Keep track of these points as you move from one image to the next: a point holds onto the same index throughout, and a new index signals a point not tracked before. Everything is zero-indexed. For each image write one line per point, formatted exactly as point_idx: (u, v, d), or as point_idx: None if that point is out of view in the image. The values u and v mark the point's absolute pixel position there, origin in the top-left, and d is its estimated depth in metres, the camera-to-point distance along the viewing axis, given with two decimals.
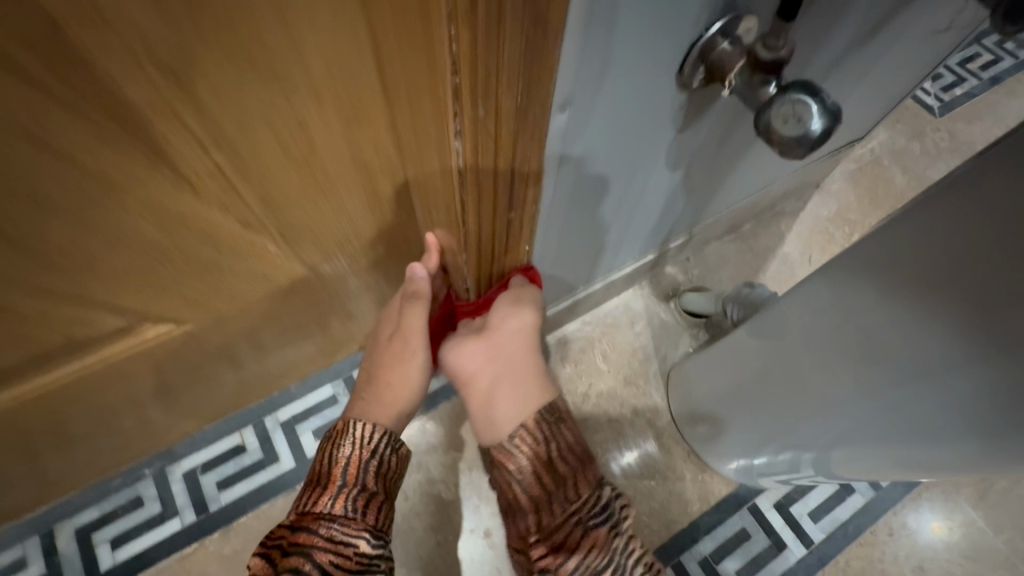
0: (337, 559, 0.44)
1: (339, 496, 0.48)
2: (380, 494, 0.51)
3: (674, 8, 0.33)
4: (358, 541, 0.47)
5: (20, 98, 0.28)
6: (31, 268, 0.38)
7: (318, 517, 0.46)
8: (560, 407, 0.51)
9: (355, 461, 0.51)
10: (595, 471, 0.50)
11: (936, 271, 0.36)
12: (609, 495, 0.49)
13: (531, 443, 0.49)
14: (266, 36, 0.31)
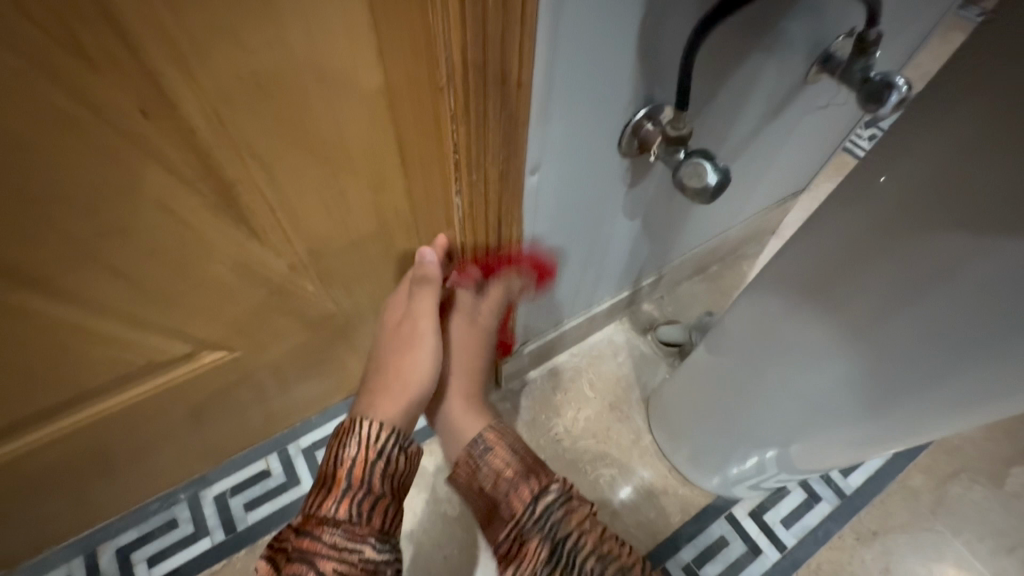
0: (340, 566, 0.49)
1: (344, 501, 0.52)
2: (384, 496, 0.54)
3: (609, 102, 0.48)
4: (363, 547, 0.51)
5: (161, 177, 0.42)
6: (135, 301, 0.50)
7: (324, 520, 0.51)
8: (490, 435, 0.62)
9: (360, 462, 0.54)
10: (534, 487, 0.56)
11: (817, 281, 0.48)
12: (552, 510, 0.54)
13: (467, 473, 0.61)
14: (324, 133, 0.45)
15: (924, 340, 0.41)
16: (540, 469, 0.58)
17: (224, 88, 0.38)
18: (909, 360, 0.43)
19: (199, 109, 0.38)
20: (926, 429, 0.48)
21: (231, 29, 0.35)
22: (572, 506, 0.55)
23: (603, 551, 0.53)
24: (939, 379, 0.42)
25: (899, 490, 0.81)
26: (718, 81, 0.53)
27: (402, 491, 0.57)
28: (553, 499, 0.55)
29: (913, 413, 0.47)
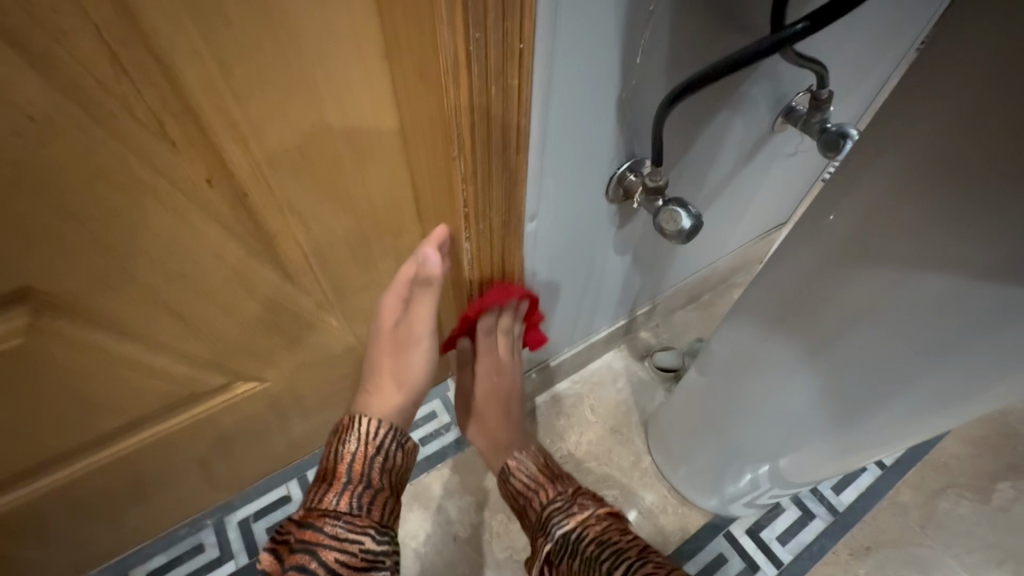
0: (342, 556, 0.51)
1: (345, 495, 0.55)
2: (382, 489, 0.58)
3: (595, 159, 0.55)
4: (363, 538, 0.54)
5: (216, 230, 0.49)
6: (186, 337, 0.57)
7: (326, 512, 0.54)
8: (512, 465, 0.72)
9: (360, 457, 0.58)
10: (541, 496, 0.67)
11: (784, 308, 0.54)
12: (554, 514, 0.64)
13: (507, 488, 0.72)
14: (352, 190, 0.53)
15: (881, 356, 0.48)
16: (554, 482, 0.69)
17: (275, 161, 0.46)
18: (875, 374, 0.49)
19: (254, 178, 0.47)
20: (907, 436, 0.55)
21: (283, 117, 0.43)
22: (574, 511, 0.63)
23: (603, 539, 0.60)
24: (906, 391, 0.48)
25: (891, 506, 0.85)
26: (691, 137, 0.61)
27: (397, 487, 0.61)
28: (557, 505, 0.65)
29: (892, 423, 0.53)
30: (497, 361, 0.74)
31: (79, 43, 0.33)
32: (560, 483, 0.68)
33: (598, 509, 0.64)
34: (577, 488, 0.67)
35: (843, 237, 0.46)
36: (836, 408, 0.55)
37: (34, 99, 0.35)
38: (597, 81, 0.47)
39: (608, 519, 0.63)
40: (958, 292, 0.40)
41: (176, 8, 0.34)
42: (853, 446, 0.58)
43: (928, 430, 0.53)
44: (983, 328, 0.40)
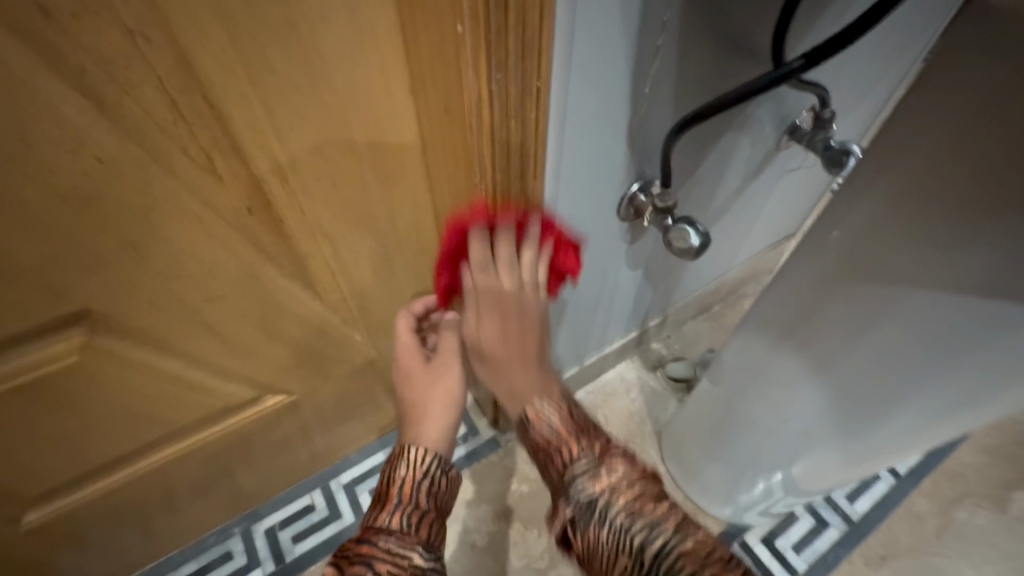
0: (395, 570, 0.43)
1: (397, 512, 0.47)
2: (432, 511, 0.49)
3: (607, 181, 0.58)
4: (413, 554, 0.45)
5: (253, 253, 0.53)
6: (222, 352, 0.60)
7: (377, 531, 0.46)
8: (526, 412, 0.50)
9: (410, 479, 0.50)
10: (566, 454, 0.47)
11: (791, 322, 0.57)
12: (574, 473, 0.46)
13: (533, 433, 0.50)
14: (378, 214, 0.57)
15: (886, 362, 0.50)
16: (582, 434, 0.48)
17: (309, 188, 0.50)
18: (877, 387, 0.52)
19: (289, 205, 0.51)
20: (927, 437, 0.55)
21: (319, 149, 0.47)
22: (602, 475, 0.44)
23: (637, 507, 0.42)
24: (918, 389, 0.49)
25: (905, 515, 0.85)
26: (698, 157, 0.64)
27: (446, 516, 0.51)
28: (582, 467, 0.46)
29: (907, 425, 0.53)
30: (501, 307, 0.51)
31: (144, 91, 0.37)
32: (593, 434, 0.48)
33: (635, 469, 0.45)
34: (610, 445, 0.47)
35: (847, 251, 0.48)
36: (844, 414, 0.57)
37: (100, 140, 0.39)
38: (607, 110, 0.50)
39: (654, 485, 0.44)
40: (960, 307, 0.42)
41: (228, 58, 0.38)
42: (869, 452, 0.59)
43: (937, 437, 0.55)
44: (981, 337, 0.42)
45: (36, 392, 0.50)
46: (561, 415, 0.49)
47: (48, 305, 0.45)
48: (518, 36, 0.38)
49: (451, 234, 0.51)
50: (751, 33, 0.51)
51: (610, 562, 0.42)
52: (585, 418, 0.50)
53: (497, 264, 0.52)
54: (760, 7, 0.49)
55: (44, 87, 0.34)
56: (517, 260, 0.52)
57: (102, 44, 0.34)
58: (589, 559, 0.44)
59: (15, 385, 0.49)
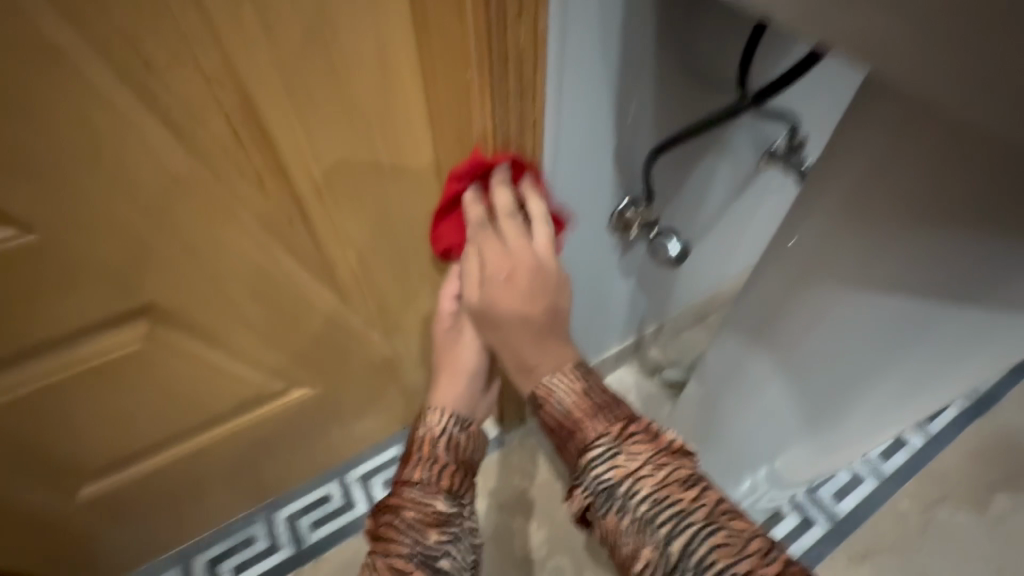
0: (418, 515, 0.52)
1: (418, 467, 0.55)
2: (452, 464, 0.57)
3: (598, 198, 0.66)
4: (435, 502, 0.53)
5: (290, 258, 0.61)
6: (257, 345, 0.69)
7: (403, 484, 0.54)
8: (539, 391, 0.53)
9: (428, 438, 0.58)
10: (582, 437, 0.50)
11: (761, 321, 0.64)
12: (592, 458, 0.48)
13: (549, 417, 0.52)
14: (396, 225, 0.65)
15: (847, 352, 0.57)
16: (598, 415, 0.50)
17: (340, 203, 0.59)
18: (850, 376, 0.58)
19: (322, 218, 0.59)
20: (891, 420, 0.62)
21: (349, 170, 0.55)
22: (620, 460, 0.47)
23: (661, 497, 0.45)
24: (882, 374, 0.56)
25: (889, 514, 0.90)
26: (680, 176, 0.71)
27: (469, 468, 0.59)
28: (600, 451, 0.48)
29: (875, 410, 0.61)
30: (505, 264, 0.51)
31: (213, 124, 0.46)
32: (609, 414, 0.51)
33: (654, 455, 0.47)
34: (626, 425, 0.49)
35: (803, 255, 0.56)
36: (817, 405, 0.63)
37: (175, 163, 0.47)
38: (595, 136, 0.58)
39: (671, 464, 0.47)
40: (910, 304, 0.49)
41: (281, 97, 0.47)
42: (841, 439, 0.66)
43: (899, 422, 0.63)
44: (926, 329, 0.50)
45: (103, 375, 0.59)
46: (573, 396, 0.51)
47: (121, 299, 0.54)
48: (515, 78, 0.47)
49: (451, 183, 0.54)
50: (719, 71, 0.59)
51: (630, 548, 0.46)
52: (600, 396, 0.52)
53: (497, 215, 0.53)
54: (726, 51, 0.58)
55: (139, 122, 0.44)
56: (514, 209, 0.53)
57: (186, 88, 0.43)
58: (608, 537, 0.48)
59: (88, 367, 0.57)
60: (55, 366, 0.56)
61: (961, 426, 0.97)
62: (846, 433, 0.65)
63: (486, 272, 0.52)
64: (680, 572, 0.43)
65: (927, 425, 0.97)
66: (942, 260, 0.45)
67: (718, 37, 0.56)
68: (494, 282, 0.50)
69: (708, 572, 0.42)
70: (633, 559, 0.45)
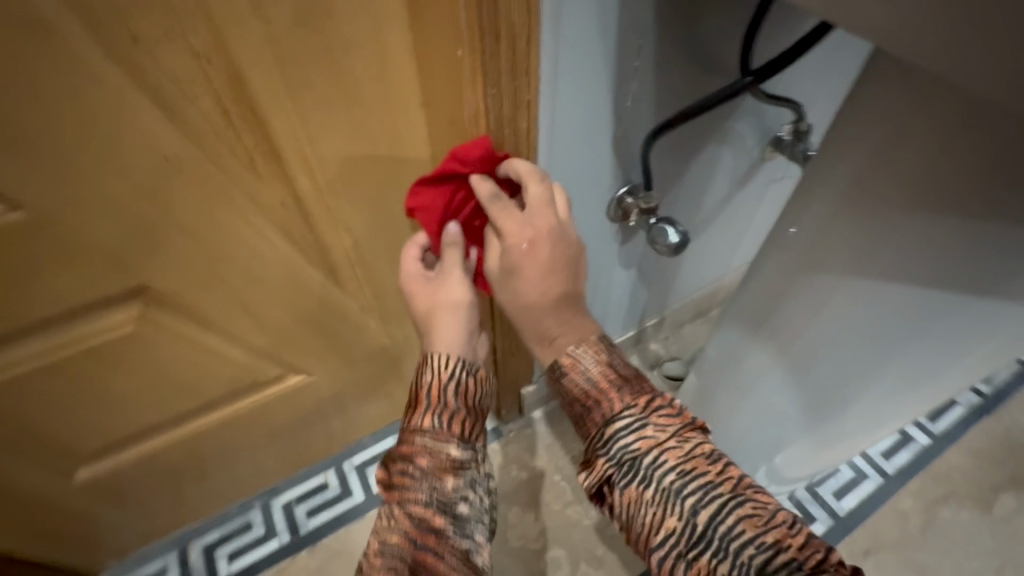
0: (433, 462, 0.51)
1: (428, 414, 0.53)
2: (461, 410, 0.55)
3: (596, 185, 0.65)
4: (449, 448, 0.52)
5: (283, 242, 0.61)
6: (251, 330, 0.68)
7: (413, 431, 0.53)
8: (564, 361, 0.54)
9: (435, 383, 0.54)
10: (607, 408, 0.52)
11: (760, 314, 0.62)
12: (620, 428, 0.50)
13: (573, 387, 0.54)
14: (391, 211, 0.64)
15: (852, 341, 0.55)
16: (624, 388, 0.52)
17: (335, 187, 0.58)
18: (856, 368, 0.57)
19: (317, 201, 0.58)
20: (896, 413, 0.61)
21: (342, 153, 0.55)
22: (647, 432, 0.49)
23: (688, 468, 0.47)
24: (887, 366, 0.55)
25: (891, 513, 0.88)
26: (681, 164, 0.70)
27: (478, 411, 0.57)
28: (626, 423, 0.50)
29: (878, 402, 0.59)
30: (525, 234, 0.51)
31: (202, 102, 0.45)
32: (634, 389, 0.53)
33: (681, 428, 0.50)
34: (652, 399, 0.52)
35: (804, 243, 0.55)
36: (823, 397, 0.61)
37: (165, 142, 0.47)
38: (593, 119, 0.57)
39: (695, 438, 0.49)
40: (918, 296, 0.48)
41: (273, 77, 0.46)
42: (841, 432, 0.65)
43: (909, 413, 0.61)
44: (935, 320, 0.48)
45: (98, 357, 0.59)
46: (600, 368, 0.53)
47: (114, 280, 0.54)
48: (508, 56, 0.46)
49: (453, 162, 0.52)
50: (723, 56, 0.58)
51: (651, 517, 0.47)
52: (625, 369, 0.54)
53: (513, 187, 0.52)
54: (729, 34, 0.56)
55: (128, 99, 0.43)
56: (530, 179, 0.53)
57: (176, 65, 0.42)
58: (626, 507, 0.49)
59: (82, 348, 0.57)
60: (47, 346, 0.56)
61: (968, 424, 0.95)
62: (855, 426, 0.63)
63: (505, 243, 0.51)
64: (707, 542, 0.44)
65: (932, 422, 0.95)
66: (955, 249, 0.44)
67: (721, 19, 0.54)
68: (517, 251, 0.50)
69: (737, 541, 0.43)
70: (655, 528, 0.46)
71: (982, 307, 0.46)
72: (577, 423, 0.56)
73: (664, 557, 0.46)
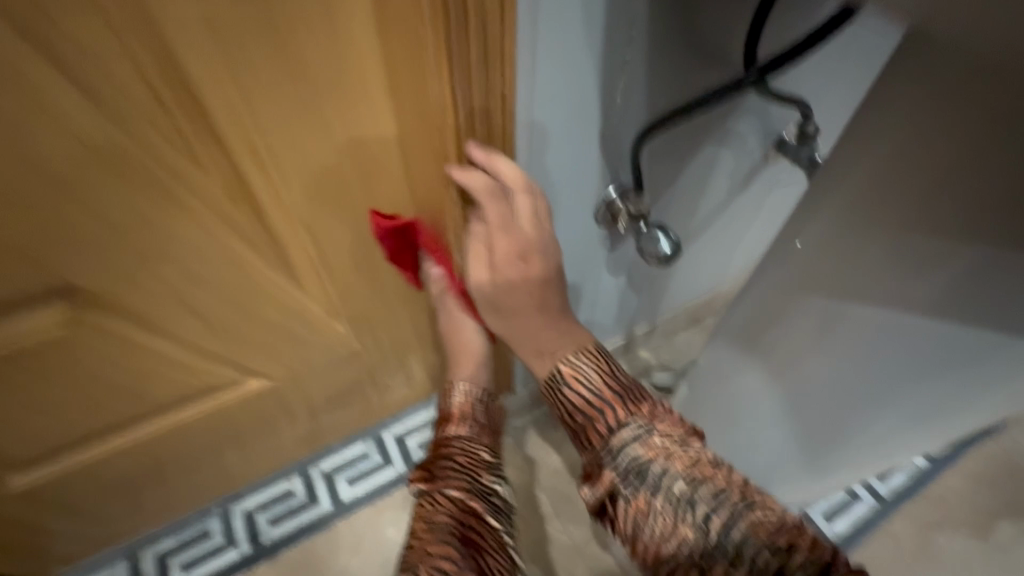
0: (472, 458, 0.58)
1: (462, 424, 0.62)
2: (488, 426, 0.65)
3: (583, 186, 0.60)
4: (484, 451, 0.60)
5: (233, 241, 0.55)
6: (201, 332, 0.62)
7: (451, 437, 0.61)
8: (564, 369, 0.52)
9: (466, 401, 0.66)
10: (610, 418, 0.50)
11: (753, 332, 0.58)
12: (624, 438, 0.49)
13: (574, 396, 0.51)
14: (358, 207, 0.58)
15: (843, 373, 0.50)
16: (624, 398, 0.51)
17: (290, 181, 0.52)
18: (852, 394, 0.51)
19: (270, 196, 0.52)
20: (897, 450, 0.55)
21: (296, 142, 0.48)
22: (652, 440, 0.48)
23: (694, 474, 0.46)
24: (887, 402, 0.49)
25: (884, 538, 0.84)
26: (676, 165, 0.64)
27: (498, 434, 0.68)
28: (631, 432, 0.49)
29: (875, 438, 0.54)
30: (526, 233, 0.51)
31: (126, 80, 0.40)
32: (634, 397, 0.51)
33: (683, 435, 0.50)
34: (653, 407, 0.51)
35: (808, 263, 0.50)
36: (822, 423, 0.56)
37: (83, 123, 0.41)
38: (580, 113, 0.51)
39: (698, 446, 0.49)
40: (926, 334, 0.43)
41: (210, 52, 0.40)
42: (833, 464, 0.59)
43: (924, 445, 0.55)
44: (940, 360, 0.43)
45: (21, 359, 0.53)
46: (599, 376, 0.51)
47: (33, 277, 0.48)
48: (479, 37, 0.40)
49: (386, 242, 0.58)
50: (726, 48, 0.52)
51: (661, 525, 0.45)
52: (624, 377, 0.53)
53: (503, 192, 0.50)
54: (733, 22, 0.50)
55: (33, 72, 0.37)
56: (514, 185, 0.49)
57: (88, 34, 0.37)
58: (631, 518, 0.47)
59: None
60: None
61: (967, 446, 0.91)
62: (861, 457, 0.57)
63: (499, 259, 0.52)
64: (718, 548, 0.42)
65: None
66: (977, 283, 0.38)
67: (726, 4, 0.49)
68: (515, 270, 0.52)
69: (753, 548, 0.41)
70: (666, 538, 0.45)
71: (998, 356, 0.41)
72: (574, 435, 0.54)
73: (674, 568, 0.45)
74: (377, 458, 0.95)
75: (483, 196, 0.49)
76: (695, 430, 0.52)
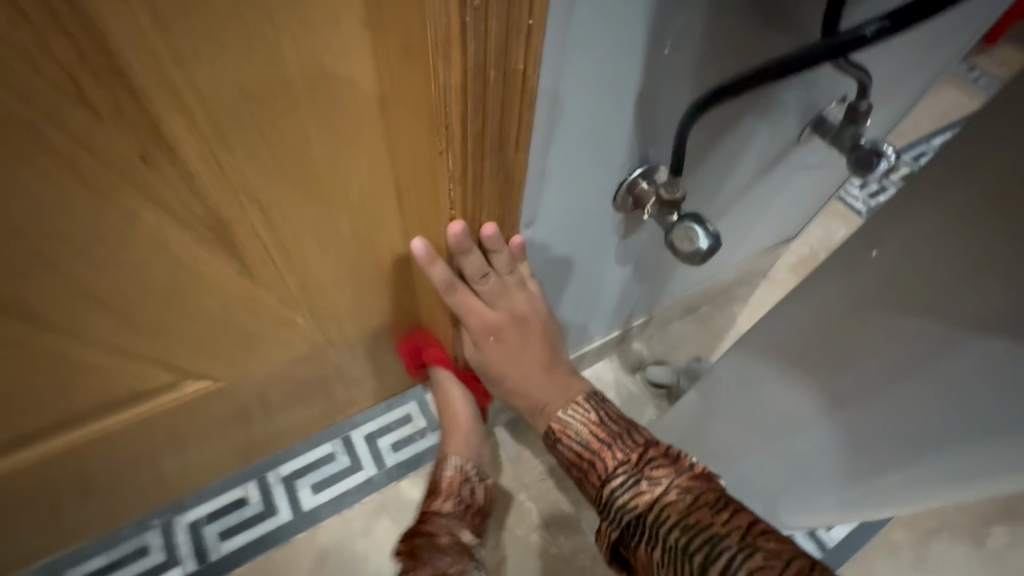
0: (455, 529, 0.66)
1: (447, 499, 0.69)
2: (471, 505, 0.70)
3: (605, 161, 0.49)
4: (463, 530, 0.67)
5: (156, 217, 0.42)
6: (120, 331, 0.50)
7: (435, 512, 0.67)
8: (556, 426, 0.57)
9: (454, 478, 0.72)
10: (603, 467, 0.51)
11: (794, 347, 0.50)
12: (616, 487, 0.48)
13: (567, 446, 0.55)
14: (323, 176, 0.45)
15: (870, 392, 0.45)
16: (614, 444, 0.52)
17: (230, 141, 0.39)
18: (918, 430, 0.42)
19: (203, 159, 0.39)
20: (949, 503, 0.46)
21: (236, 86, 0.35)
22: (643, 486, 0.46)
23: (690, 522, 0.42)
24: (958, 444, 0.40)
25: (882, 545, 0.82)
26: (711, 141, 0.54)
27: (480, 514, 0.72)
28: (621, 480, 0.48)
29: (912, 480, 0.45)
30: (488, 318, 0.57)
31: None
32: (627, 442, 0.51)
33: (677, 477, 0.45)
34: (647, 450, 0.49)
35: (886, 277, 0.39)
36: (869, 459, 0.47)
37: None
38: (615, 68, 0.40)
39: (698, 485, 0.45)
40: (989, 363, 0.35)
41: None
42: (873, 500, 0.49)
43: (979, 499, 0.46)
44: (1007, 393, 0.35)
45: None
46: (588, 426, 0.54)
47: None
48: None
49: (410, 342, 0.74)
50: None
51: None
52: (615, 425, 0.54)
53: (477, 278, 0.53)
54: None
55: None
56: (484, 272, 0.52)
57: None
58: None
59: None
60: None
61: None
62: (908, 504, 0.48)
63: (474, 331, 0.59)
64: None
65: None
66: None
67: None
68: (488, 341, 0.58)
69: None
70: None
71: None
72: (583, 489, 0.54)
73: None
74: (344, 461, 0.85)
75: (445, 293, 0.54)
76: (698, 469, 0.47)
